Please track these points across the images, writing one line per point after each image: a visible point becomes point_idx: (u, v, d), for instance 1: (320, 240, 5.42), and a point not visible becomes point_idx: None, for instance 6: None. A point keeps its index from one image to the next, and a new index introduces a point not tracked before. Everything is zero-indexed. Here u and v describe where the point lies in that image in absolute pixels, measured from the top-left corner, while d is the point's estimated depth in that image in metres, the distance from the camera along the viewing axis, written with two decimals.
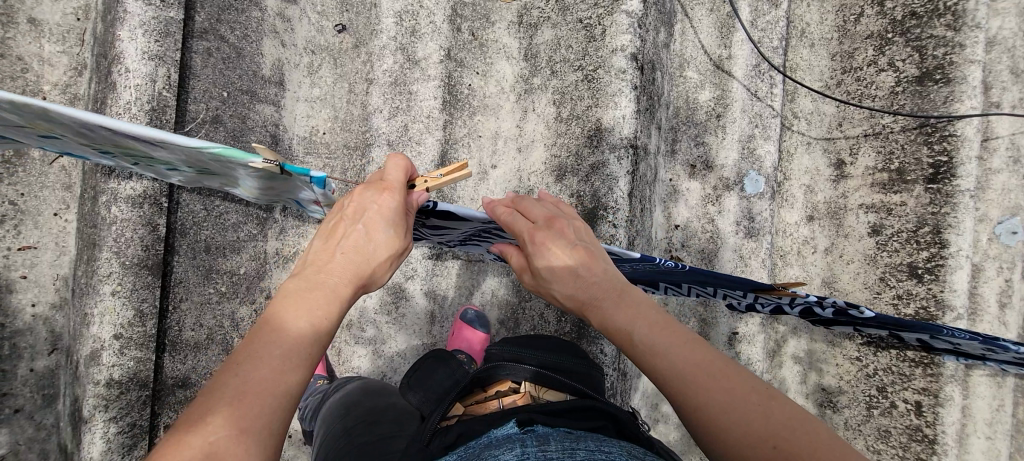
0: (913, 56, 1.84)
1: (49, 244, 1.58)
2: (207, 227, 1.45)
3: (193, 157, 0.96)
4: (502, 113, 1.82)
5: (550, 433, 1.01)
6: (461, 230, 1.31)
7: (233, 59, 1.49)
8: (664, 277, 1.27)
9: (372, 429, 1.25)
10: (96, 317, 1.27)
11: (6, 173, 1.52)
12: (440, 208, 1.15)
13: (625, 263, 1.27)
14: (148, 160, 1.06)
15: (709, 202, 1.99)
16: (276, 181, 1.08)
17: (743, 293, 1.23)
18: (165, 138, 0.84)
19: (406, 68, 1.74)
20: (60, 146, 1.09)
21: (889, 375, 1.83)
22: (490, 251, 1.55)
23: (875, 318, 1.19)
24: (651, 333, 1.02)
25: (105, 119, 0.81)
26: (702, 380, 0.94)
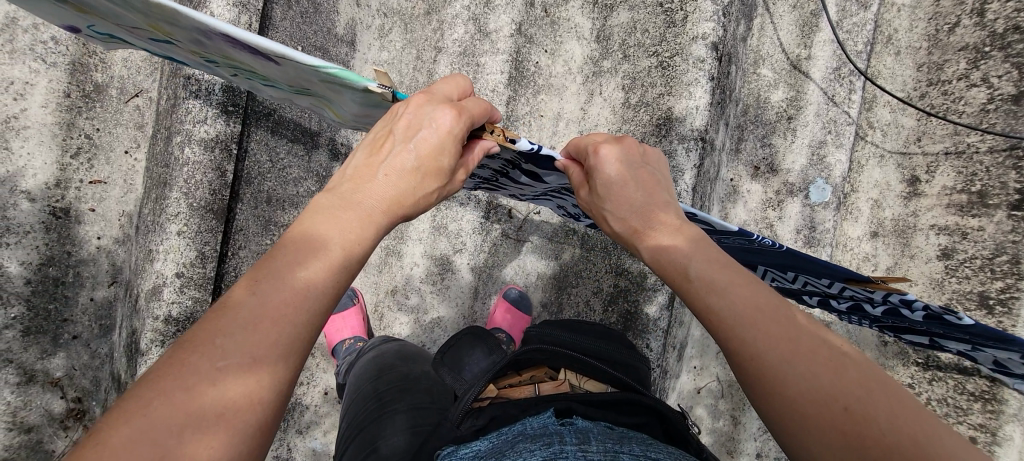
0: (1011, 73, 1.67)
1: (118, 179, 1.62)
2: (270, 179, 1.48)
3: (301, 77, 0.98)
4: (566, 94, 1.78)
5: (591, 428, 0.94)
6: (541, 186, 1.27)
7: (310, 14, 1.49)
8: (747, 254, 1.25)
9: (406, 398, 1.24)
10: (160, 254, 1.30)
11: (86, 108, 1.58)
12: (544, 153, 1.00)
13: (715, 235, 1.19)
14: (252, 73, 1.08)
15: (770, 206, 1.92)
16: (371, 111, 1.08)
17: (828, 283, 1.19)
18: (286, 56, 0.85)
19: (476, 39, 1.72)
20: (168, 52, 1.14)
21: (943, 406, 1.73)
22: (557, 208, 1.51)
23: (968, 330, 1.12)
24: (724, 289, 0.87)
25: (235, 28, 0.82)
26: (773, 352, 0.80)
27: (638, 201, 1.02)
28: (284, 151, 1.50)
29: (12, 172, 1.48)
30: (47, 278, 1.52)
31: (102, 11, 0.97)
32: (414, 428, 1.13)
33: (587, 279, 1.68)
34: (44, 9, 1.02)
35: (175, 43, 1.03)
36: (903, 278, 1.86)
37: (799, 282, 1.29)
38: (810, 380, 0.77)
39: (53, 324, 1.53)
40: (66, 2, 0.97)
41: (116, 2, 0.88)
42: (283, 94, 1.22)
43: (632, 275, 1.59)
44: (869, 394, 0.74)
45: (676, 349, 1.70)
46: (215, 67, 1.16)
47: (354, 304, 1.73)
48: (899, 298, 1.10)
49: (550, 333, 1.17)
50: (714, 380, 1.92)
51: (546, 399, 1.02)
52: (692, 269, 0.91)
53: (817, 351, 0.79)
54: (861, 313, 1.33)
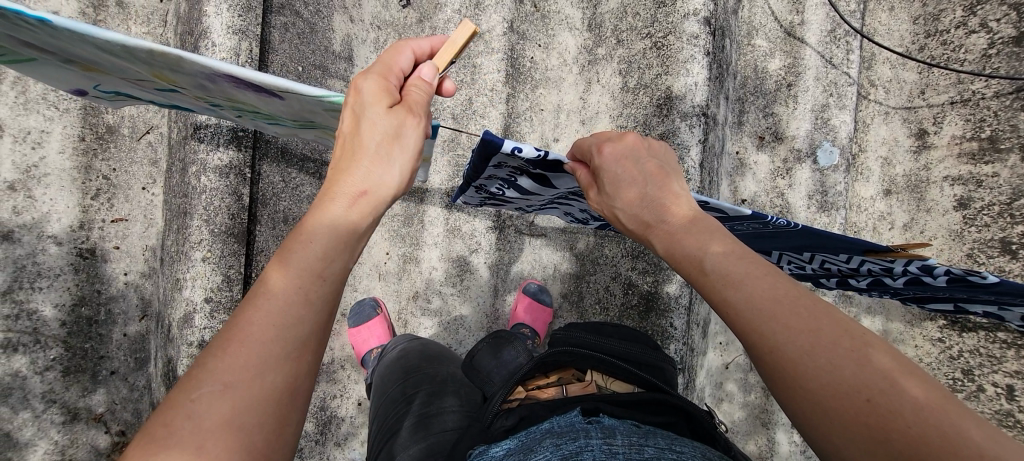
0: (1010, 15, 1.66)
1: (139, 215, 1.67)
2: (285, 198, 1.51)
3: (307, 107, 1.00)
4: (564, 85, 1.80)
5: (617, 425, 0.94)
6: (546, 194, 1.31)
7: (307, 35, 1.53)
8: (761, 240, 1.26)
9: (434, 401, 1.24)
10: (188, 281, 1.33)
11: (100, 149, 1.62)
12: (550, 157, 1.04)
13: (728, 223, 1.20)
14: (255, 112, 1.12)
15: (779, 175, 1.92)
16: None
17: (847, 258, 1.19)
18: (290, 88, 0.88)
19: (469, 41, 1.75)
20: (170, 100, 1.19)
21: (975, 357, 1.71)
22: (565, 215, 1.54)
23: (997, 290, 1.11)
24: (741, 276, 0.84)
25: (236, 67, 0.85)
26: (796, 345, 0.77)
27: (649, 198, 1.01)
28: (295, 171, 1.54)
29: (38, 219, 1.53)
30: (80, 318, 1.57)
31: (109, 70, 1.02)
32: (444, 434, 1.13)
33: (604, 265, 1.69)
34: (58, 71, 1.08)
35: (179, 90, 1.08)
36: (921, 232, 1.84)
37: (818, 263, 1.30)
38: (837, 373, 0.73)
39: (91, 362, 1.58)
40: (73, 63, 1.02)
41: (122, 56, 0.91)
42: (288, 129, 1.26)
43: (648, 256, 1.60)
44: (900, 386, 0.70)
45: (700, 325, 1.71)
46: (217, 110, 1.20)
47: (377, 313, 1.73)
48: (919, 269, 1.11)
49: (577, 335, 1.18)
50: (741, 354, 1.92)
51: (574, 399, 1.02)
52: (709, 260, 0.89)
53: (841, 340, 0.76)
54: (881, 288, 1.33)
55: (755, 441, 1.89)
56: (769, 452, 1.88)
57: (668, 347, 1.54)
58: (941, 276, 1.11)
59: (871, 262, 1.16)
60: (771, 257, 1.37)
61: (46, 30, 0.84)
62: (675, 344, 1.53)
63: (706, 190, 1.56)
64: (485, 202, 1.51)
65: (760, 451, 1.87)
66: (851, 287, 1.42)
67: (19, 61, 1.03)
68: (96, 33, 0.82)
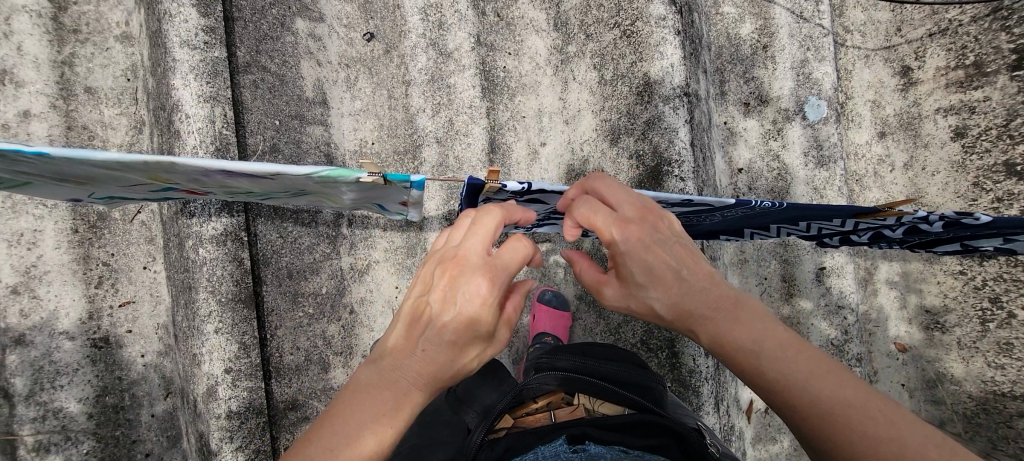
0: None
1: (144, 295, 1.65)
2: (285, 253, 1.49)
3: (302, 182, 1.05)
4: (542, 88, 1.79)
5: (603, 453, 0.94)
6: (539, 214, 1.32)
7: (278, 87, 1.52)
8: (755, 220, 1.24)
9: (424, 432, 1.23)
10: (205, 355, 1.33)
11: (95, 237, 1.61)
12: (534, 186, 1.10)
13: (716, 213, 1.20)
14: (251, 194, 1.16)
15: (771, 138, 1.90)
16: (372, 193, 1.18)
17: (842, 223, 1.20)
18: (282, 172, 0.94)
19: (439, 63, 1.72)
20: (161, 194, 1.18)
21: (1001, 284, 1.73)
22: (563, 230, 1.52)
23: (990, 228, 1.12)
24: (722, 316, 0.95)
25: (229, 163, 0.90)
26: (790, 375, 0.85)
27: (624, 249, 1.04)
28: (291, 224, 1.52)
29: (47, 318, 1.54)
30: (106, 407, 1.57)
31: (102, 180, 1.03)
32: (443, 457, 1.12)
33: None
34: (54, 190, 1.10)
35: (174, 186, 1.08)
36: (924, 169, 1.81)
37: (815, 231, 1.29)
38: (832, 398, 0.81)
39: (125, 447, 1.58)
40: (67, 181, 1.03)
41: (119, 170, 0.94)
42: (284, 201, 1.29)
43: None
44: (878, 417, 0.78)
45: None
46: (213, 194, 1.20)
47: None
48: (916, 218, 1.12)
49: (567, 358, 1.24)
50: None
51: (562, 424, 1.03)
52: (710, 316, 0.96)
53: (821, 367, 0.85)
54: (881, 241, 1.32)
55: None
56: None
57: None
58: (934, 223, 1.12)
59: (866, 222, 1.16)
60: (768, 232, 1.35)
61: (43, 159, 0.88)
62: None
63: (701, 169, 1.55)
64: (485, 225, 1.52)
65: None
66: (853, 244, 1.41)
67: (12, 187, 1.04)
68: (92, 155, 0.86)
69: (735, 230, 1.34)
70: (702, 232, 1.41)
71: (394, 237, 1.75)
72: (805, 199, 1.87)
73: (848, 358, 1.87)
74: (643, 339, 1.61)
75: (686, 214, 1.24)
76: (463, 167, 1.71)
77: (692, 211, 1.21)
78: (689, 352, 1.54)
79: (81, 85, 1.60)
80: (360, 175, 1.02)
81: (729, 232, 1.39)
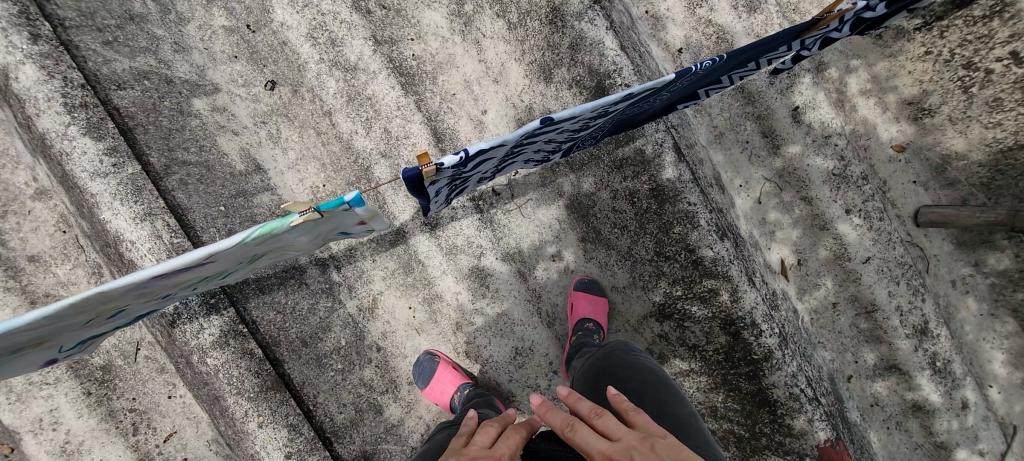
0: None
1: (183, 421, 1.62)
2: (290, 325, 1.49)
3: (241, 251, 1.02)
4: (458, 60, 1.71)
5: None
6: (492, 164, 1.22)
7: (206, 175, 1.45)
8: (704, 80, 1.18)
9: None
10: (261, 452, 1.31)
11: (110, 391, 1.59)
12: (473, 150, 1.01)
13: (664, 90, 1.13)
14: (206, 280, 1.12)
15: (695, 7, 1.84)
16: (320, 231, 1.14)
17: (789, 46, 1.13)
18: (208, 252, 0.92)
19: (350, 80, 1.64)
20: (127, 316, 1.16)
21: (968, 47, 1.75)
22: (530, 163, 1.43)
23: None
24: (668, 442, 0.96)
25: (156, 266, 0.89)
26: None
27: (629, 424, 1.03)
28: (283, 296, 1.51)
29: None
30: None
31: (55, 333, 1.02)
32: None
33: (599, 191, 1.65)
34: (22, 362, 1.08)
35: (128, 307, 1.07)
36: None
37: (763, 64, 1.23)
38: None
39: None
40: (25, 348, 1.02)
41: (62, 316, 0.93)
42: (247, 271, 1.24)
43: (631, 158, 1.56)
44: None
45: (714, 185, 1.70)
46: (173, 295, 1.16)
47: (438, 361, 1.62)
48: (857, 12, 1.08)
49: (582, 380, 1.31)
50: (765, 182, 1.90)
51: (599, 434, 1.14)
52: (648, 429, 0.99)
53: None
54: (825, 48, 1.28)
55: (825, 246, 1.91)
56: (842, 247, 1.89)
57: (700, 225, 1.52)
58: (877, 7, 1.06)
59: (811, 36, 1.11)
60: (722, 83, 1.28)
61: None
62: (704, 217, 1.52)
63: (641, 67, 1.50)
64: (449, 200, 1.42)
65: (833, 250, 1.90)
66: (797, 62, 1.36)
67: None
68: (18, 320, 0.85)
69: (689, 96, 1.27)
70: (658, 110, 1.34)
71: (386, 263, 1.68)
72: None
73: (854, 181, 1.86)
74: (657, 251, 1.60)
75: (635, 104, 1.17)
76: None
77: (638, 100, 1.14)
78: (706, 243, 1.53)
79: (25, 257, 1.56)
80: (288, 220, 0.97)
81: (682, 100, 1.32)
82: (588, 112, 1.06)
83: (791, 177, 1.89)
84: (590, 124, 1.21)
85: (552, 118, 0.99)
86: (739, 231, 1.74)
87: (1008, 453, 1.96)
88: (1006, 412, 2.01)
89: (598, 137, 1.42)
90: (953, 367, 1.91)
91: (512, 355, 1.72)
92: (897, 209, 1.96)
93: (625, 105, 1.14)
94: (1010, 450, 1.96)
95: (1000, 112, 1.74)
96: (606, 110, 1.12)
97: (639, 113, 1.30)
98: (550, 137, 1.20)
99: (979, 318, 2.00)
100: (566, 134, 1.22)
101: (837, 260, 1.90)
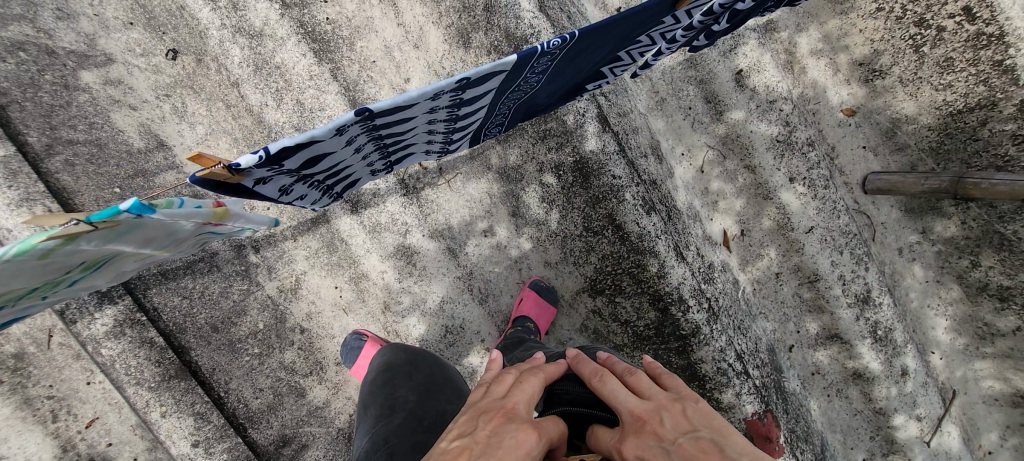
0: None
1: (104, 407, 1.59)
2: (199, 311, 1.48)
3: (30, 272, 0.83)
4: (376, 24, 1.59)
5: None
6: (350, 160, 1.02)
7: (98, 154, 1.38)
8: (587, 59, 1.00)
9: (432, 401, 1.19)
10: (167, 439, 1.29)
11: (25, 378, 1.55)
12: (274, 149, 0.77)
13: (529, 73, 0.94)
14: (31, 295, 0.96)
15: None
16: (150, 233, 0.94)
17: (674, 18, 0.95)
18: None
19: (255, 47, 1.52)
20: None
21: (920, 3, 1.64)
22: (427, 154, 1.29)
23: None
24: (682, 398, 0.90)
25: None
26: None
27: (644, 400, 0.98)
28: (191, 281, 1.49)
29: None
30: None
31: None
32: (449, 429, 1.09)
33: (526, 163, 1.57)
34: None
35: None
36: None
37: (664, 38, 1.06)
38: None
39: None
40: None
41: None
42: (102, 273, 1.08)
43: (554, 129, 1.48)
44: None
45: (648, 155, 1.63)
46: (14, 306, 1.01)
47: (367, 341, 1.54)
48: None
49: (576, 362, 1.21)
50: (708, 150, 1.83)
51: None
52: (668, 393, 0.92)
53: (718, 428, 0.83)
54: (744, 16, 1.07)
55: (768, 215, 1.86)
56: (785, 217, 1.84)
57: (626, 198, 1.47)
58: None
59: (694, 8, 0.92)
60: (623, 61, 1.11)
61: None
62: (629, 191, 1.47)
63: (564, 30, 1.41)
64: (333, 195, 1.27)
65: (776, 219, 1.85)
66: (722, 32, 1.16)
67: None
68: None
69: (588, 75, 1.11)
70: (560, 93, 1.18)
71: (309, 242, 1.62)
72: None
73: (799, 148, 1.79)
74: (585, 226, 1.53)
75: (507, 86, 0.97)
76: None
77: (503, 85, 0.95)
78: (632, 218, 1.47)
79: None
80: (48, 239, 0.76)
81: (582, 78, 1.14)
82: (427, 96, 0.84)
83: (734, 145, 1.82)
84: (464, 107, 0.99)
85: (367, 108, 0.78)
86: (676, 202, 1.68)
87: (945, 416, 1.98)
88: (946, 376, 2.03)
89: (505, 123, 1.26)
90: (894, 336, 1.89)
91: (442, 333, 1.67)
92: (846, 175, 1.90)
93: (492, 90, 0.95)
94: (947, 414, 1.97)
95: (952, 73, 1.66)
96: (463, 93, 0.91)
97: (535, 97, 1.13)
98: (417, 125, 1.00)
99: (925, 285, 1.98)
100: (441, 119, 1.01)
101: (780, 229, 1.86)
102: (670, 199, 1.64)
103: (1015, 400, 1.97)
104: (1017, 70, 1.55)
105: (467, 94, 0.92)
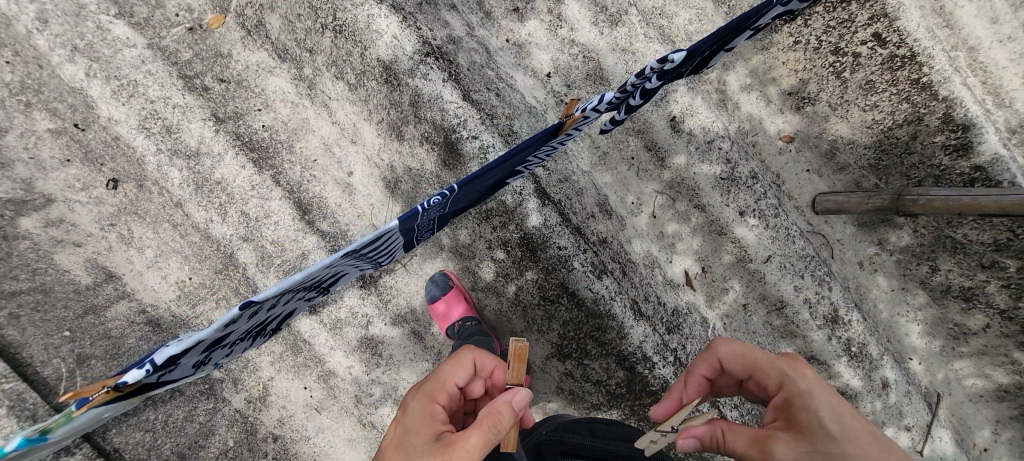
0: None
1: None
2: (164, 441, 1.48)
3: None
4: (312, 123, 1.62)
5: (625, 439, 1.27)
6: (284, 305, 1.27)
7: (44, 300, 1.41)
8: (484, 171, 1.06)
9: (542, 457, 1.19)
10: None
11: None
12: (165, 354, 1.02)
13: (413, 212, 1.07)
14: None
15: (556, 28, 1.76)
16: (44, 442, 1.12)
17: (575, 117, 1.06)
18: None
19: (192, 166, 1.53)
20: None
21: (834, 32, 1.68)
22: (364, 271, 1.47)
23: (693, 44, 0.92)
24: (844, 440, 0.96)
25: None
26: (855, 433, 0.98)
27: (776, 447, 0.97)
28: (153, 411, 1.48)
29: None
30: None
31: None
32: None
33: (476, 242, 1.57)
34: None
35: None
36: None
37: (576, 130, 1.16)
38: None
39: None
40: None
41: None
42: None
43: (495, 210, 1.50)
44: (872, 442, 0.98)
45: (595, 215, 1.65)
46: None
47: None
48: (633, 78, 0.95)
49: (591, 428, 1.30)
50: (657, 196, 1.86)
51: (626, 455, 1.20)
52: (825, 428, 0.98)
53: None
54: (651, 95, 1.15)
55: (726, 250, 1.88)
56: (743, 249, 1.86)
57: (575, 267, 1.48)
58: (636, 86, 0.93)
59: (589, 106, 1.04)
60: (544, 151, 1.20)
61: None
62: (578, 259, 1.48)
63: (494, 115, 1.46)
64: (289, 321, 1.49)
65: (734, 253, 1.87)
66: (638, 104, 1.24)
67: None
68: None
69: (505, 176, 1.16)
70: (483, 197, 1.25)
71: (272, 347, 1.61)
72: (620, 64, 1.76)
73: (744, 182, 1.82)
74: (540, 296, 1.52)
75: (410, 227, 1.16)
76: (286, 246, 1.58)
77: (396, 235, 1.17)
78: (583, 285, 1.48)
79: None
80: None
81: (498, 180, 1.18)
82: (314, 272, 1.07)
83: (681, 187, 1.85)
84: (367, 255, 1.21)
85: (246, 303, 1.01)
86: (631, 255, 1.69)
87: (934, 422, 1.97)
88: (929, 380, 2.03)
89: (433, 227, 1.29)
90: (869, 350, 1.90)
91: None
92: (795, 199, 1.93)
93: (399, 234, 1.16)
94: (935, 419, 1.97)
95: (873, 94, 1.71)
96: (353, 255, 1.13)
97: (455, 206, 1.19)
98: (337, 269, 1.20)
99: (889, 293, 2.01)
100: (361, 259, 1.23)
101: (739, 262, 1.88)
102: (624, 254, 1.66)
103: (999, 395, 1.97)
104: (934, 85, 1.61)
105: (363, 251, 1.14)
